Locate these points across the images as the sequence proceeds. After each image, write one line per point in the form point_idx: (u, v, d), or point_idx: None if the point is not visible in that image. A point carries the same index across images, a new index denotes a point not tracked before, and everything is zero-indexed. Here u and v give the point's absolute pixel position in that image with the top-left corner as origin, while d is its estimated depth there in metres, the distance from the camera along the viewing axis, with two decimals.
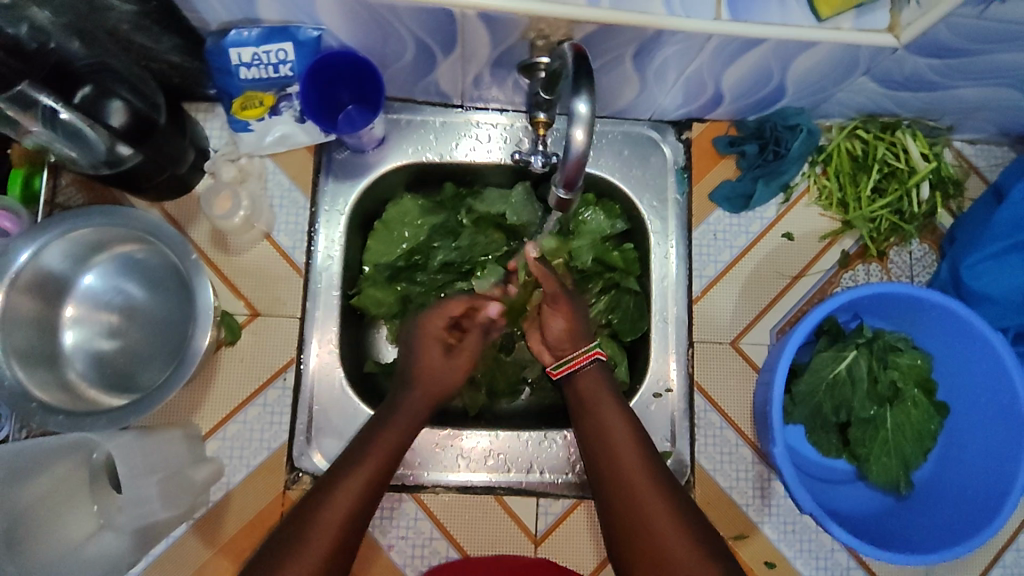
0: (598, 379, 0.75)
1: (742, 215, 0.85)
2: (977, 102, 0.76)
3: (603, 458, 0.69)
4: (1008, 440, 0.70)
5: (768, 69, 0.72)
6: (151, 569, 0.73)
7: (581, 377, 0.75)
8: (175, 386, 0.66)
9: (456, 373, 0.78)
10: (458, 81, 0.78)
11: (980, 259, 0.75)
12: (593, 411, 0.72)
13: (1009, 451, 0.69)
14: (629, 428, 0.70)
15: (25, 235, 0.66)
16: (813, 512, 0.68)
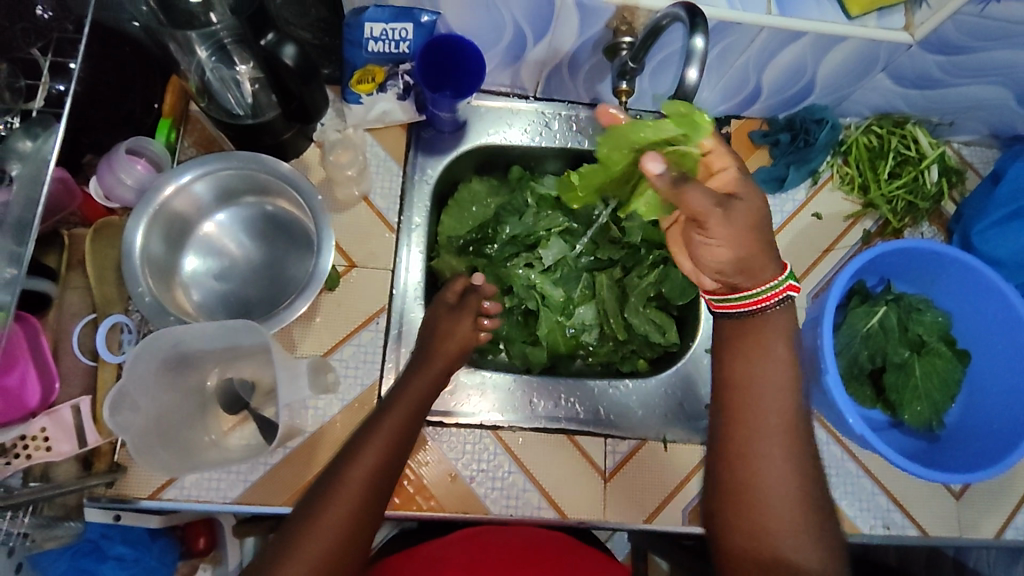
0: None
1: (776, 196, 0.97)
2: (972, 101, 0.92)
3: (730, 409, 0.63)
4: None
5: (803, 64, 0.86)
6: (246, 494, 0.75)
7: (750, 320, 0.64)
8: (297, 308, 0.74)
9: (461, 330, 0.81)
10: (537, 72, 0.92)
11: (987, 226, 0.88)
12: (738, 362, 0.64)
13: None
14: (774, 389, 0.62)
15: (173, 171, 0.75)
16: (864, 433, 0.76)
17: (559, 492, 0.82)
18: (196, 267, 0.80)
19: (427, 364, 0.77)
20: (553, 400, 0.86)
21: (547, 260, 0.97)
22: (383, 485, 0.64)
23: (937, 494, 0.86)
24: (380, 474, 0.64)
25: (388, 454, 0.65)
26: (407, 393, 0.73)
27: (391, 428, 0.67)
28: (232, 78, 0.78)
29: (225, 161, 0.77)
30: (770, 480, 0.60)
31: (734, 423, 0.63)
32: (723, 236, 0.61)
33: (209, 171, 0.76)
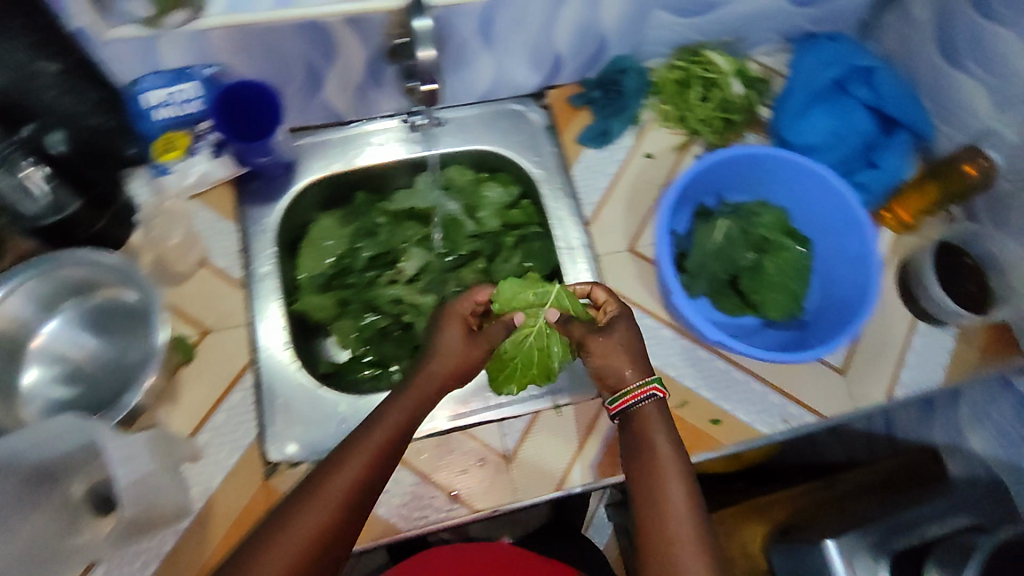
0: (654, 416, 0.76)
1: (605, 148, 1.00)
2: (750, 14, 0.98)
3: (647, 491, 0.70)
4: (855, 238, 0.84)
5: (586, 22, 0.91)
6: None
7: (642, 412, 0.75)
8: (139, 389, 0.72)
9: (468, 352, 0.80)
10: (345, 94, 0.92)
11: (791, 117, 0.91)
12: (648, 456, 0.72)
13: (857, 248, 0.84)
14: (679, 472, 0.71)
15: None
16: (717, 340, 0.79)
17: (464, 488, 0.81)
18: (38, 376, 0.77)
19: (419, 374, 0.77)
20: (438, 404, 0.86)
21: (409, 271, 0.98)
22: (360, 504, 0.67)
23: (823, 375, 0.91)
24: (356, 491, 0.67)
25: (367, 474, 0.68)
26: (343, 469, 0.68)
27: (321, 517, 0.64)
28: (14, 187, 0.70)
29: (31, 270, 0.74)
30: None
31: (653, 511, 0.69)
32: (600, 349, 0.79)
33: (19, 286, 0.74)
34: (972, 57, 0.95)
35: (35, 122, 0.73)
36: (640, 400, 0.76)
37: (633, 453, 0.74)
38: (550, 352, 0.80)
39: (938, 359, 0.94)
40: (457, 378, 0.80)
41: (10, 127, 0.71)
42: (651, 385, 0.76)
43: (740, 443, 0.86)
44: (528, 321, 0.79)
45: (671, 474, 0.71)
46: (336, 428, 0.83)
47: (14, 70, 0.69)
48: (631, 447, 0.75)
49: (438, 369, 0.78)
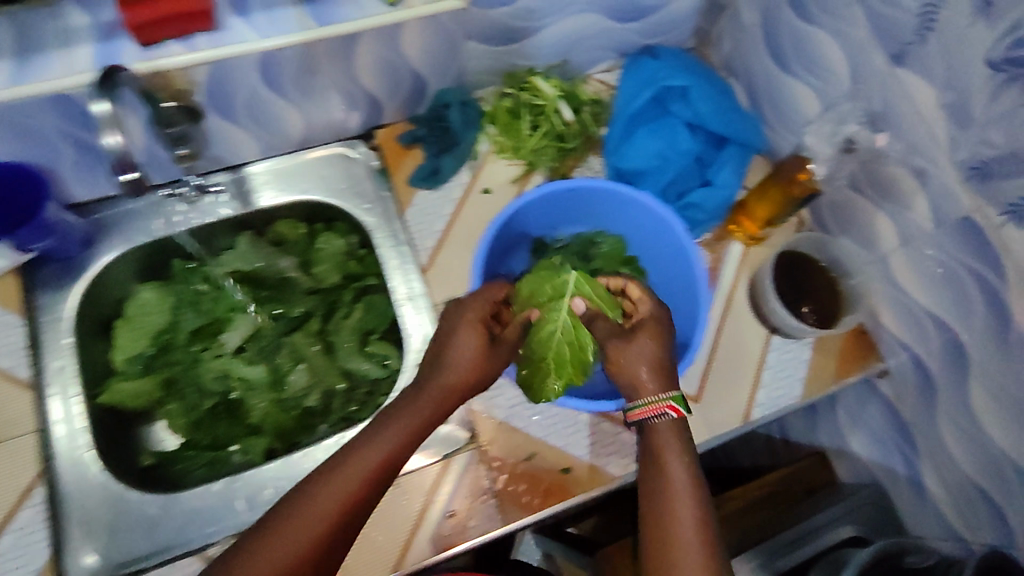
0: (669, 435, 0.70)
1: (440, 188, 0.95)
2: (573, 34, 0.94)
3: (654, 520, 0.66)
4: (684, 267, 0.83)
5: (390, 61, 0.85)
6: None
7: (656, 432, 0.70)
8: None
9: (475, 358, 0.73)
10: (132, 158, 0.85)
11: (617, 144, 0.88)
12: (664, 482, 0.67)
13: (686, 277, 0.83)
14: (695, 507, 0.65)
15: None
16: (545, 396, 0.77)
17: None
18: None
19: (422, 394, 0.72)
20: (263, 491, 0.80)
21: (232, 343, 0.91)
22: (337, 540, 0.63)
23: None
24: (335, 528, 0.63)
25: (349, 509, 0.64)
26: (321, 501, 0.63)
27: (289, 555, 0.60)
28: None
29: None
30: None
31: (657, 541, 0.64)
32: (631, 356, 0.73)
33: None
34: (796, 60, 0.91)
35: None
36: (651, 417, 0.71)
37: (648, 469, 0.69)
38: (582, 346, 0.78)
39: (794, 374, 0.92)
40: (464, 393, 0.73)
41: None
42: (668, 401, 0.71)
43: (594, 491, 0.82)
44: (548, 317, 0.78)
45: (686, 511, 0.65)
46: (143, 532, 0.76)
47: None
48: (646, 465, 0.70)
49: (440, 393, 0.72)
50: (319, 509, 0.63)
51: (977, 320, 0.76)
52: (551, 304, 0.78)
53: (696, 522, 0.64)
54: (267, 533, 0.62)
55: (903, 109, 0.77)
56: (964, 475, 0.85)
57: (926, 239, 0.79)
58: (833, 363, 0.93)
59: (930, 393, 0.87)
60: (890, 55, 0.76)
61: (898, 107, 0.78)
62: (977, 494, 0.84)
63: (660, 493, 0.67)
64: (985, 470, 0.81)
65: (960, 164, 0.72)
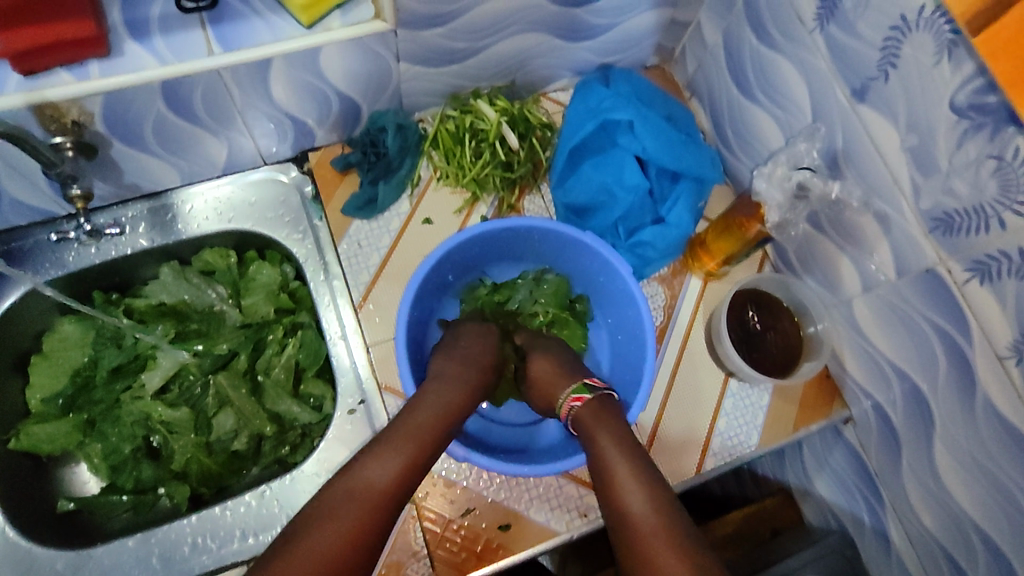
0: (594, 423, 0.68)
1: (377, 218, 0.89)
2: (520, 54, 0.87)
3: (608, 508, 0.62)
4: (631, 313, 0.78)
5: (313, 85, 0.79)
6: None
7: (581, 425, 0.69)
8: None
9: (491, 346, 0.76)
10: (38, 192, 0.79)
11: (560, 178, 0.82)
12: (600, 465, 0.65)
13: (633, 324, 0.78)
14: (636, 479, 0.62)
15: None
16: (466, 457, 0.72)
17: None
18: None
19: (458, 370, 0.72)
20: (178, 546, 0.75)
21: (153, 385, 0.85)
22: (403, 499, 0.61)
23: None
24: (394, 491, 0.60)
25: (408, 475, 0.61)
26: (382, 458, 0.61)
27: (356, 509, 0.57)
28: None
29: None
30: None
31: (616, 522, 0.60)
32: (541, 363, 0.75)
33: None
34: (759, 87, 0.85)
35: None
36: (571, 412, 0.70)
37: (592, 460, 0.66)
38: None
39: (752, 421, 0.86)
40: (495, 373, 0.75)
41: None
42: (570, 394, 0.71)
43: (533, 548, 0.77)
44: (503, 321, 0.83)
45: (626, 485, 0.62)
46: None
47: None
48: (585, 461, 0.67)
49: (480, 369, 0.73)
50: (383, 465, 0.61)
51: (938, 375, 0.70)
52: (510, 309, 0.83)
53: (641, 489, 0.61)
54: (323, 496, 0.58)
55: (866, 148, 0.71)
56: (927, 532, 0.78)
57: (886, 286, 0.74)
58: (795, 410, 0.87)
59: (892, 447, 0.81)
60: (852, 88, 0.71)
61: (859, 145, 0.72)
62: (940, 555, 0.77)
63: (603, 477, 0.64)
64: (948, 531, 0.75)
65: (923, 213, 0.66)
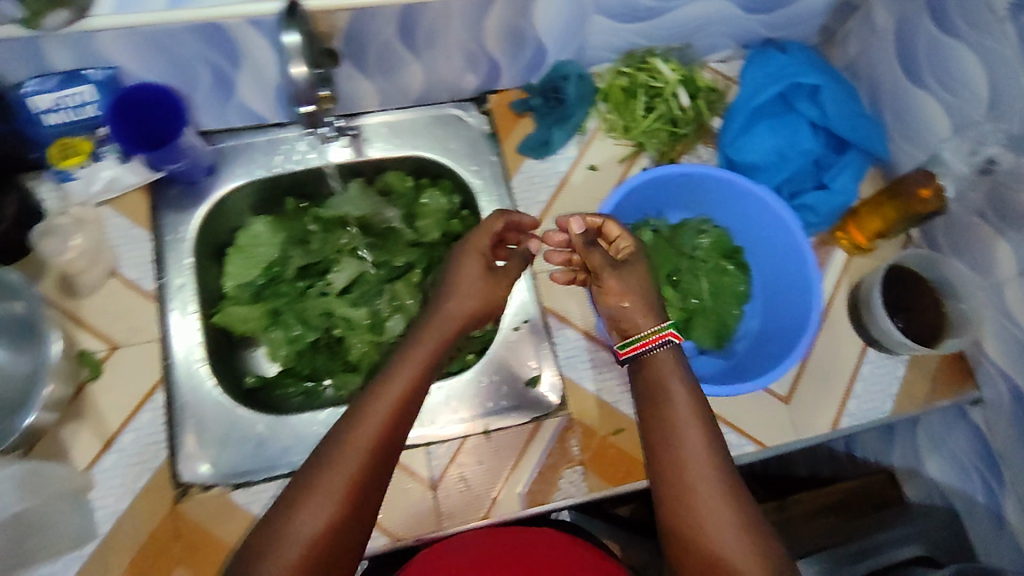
0: (669, 365, 0.74)
1: (548, 159, 0.96)
2: (702, 18, 0.93)
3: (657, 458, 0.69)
4: (793, 267, 0.83)
5: (518, 27, 0.85)
6: None
7: (656, 359, 0.75)
8: (16, 396, 0.74)
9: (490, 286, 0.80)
10: (264, 99, 0.86)
11: (735, 135, 0.88)
12: (660, 410, 0.71)
13: (795, 278, 0.83)
14: (698, 425, 0.69)
15: None
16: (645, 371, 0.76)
17: (383, 514, 0.79)
18: None
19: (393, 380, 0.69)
20: None
21: (339, 283, 0.95)
22: (394, 446, 0.66)
23: (760, 403, 0.89)
24: (381, 443, 0.64)
25: (381, 444, 0.64)
26: (374, 413, 0.66)
27: (354, 463, 0.62)
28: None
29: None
30: (721, 533, 0.62)
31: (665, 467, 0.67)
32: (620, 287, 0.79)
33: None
34: (931, 73, 0.89)
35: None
36: (652, 349, 0.75)
37: (647, 406, 0.73)
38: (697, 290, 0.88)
39: (886, 390, 0.92)
40: (476, 317, 0.78)
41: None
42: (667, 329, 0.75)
43: None
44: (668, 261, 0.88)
45: (689, 434, 0.68)
46: (252, 448, 0.80)
47: None
48: (644, 398, 0.74)
49: (415, 370, 0.70)
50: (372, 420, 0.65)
51: None
52: (672, 252, 0.88)
53: (701, 439, 0.68)
54: (328, 447, 0.64)
55: None
56: None
57: None
58: (925, 386, 0.93)
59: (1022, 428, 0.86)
60: None
61: None
62: None
63: (664, 424, 0.70)
64: None
65: None
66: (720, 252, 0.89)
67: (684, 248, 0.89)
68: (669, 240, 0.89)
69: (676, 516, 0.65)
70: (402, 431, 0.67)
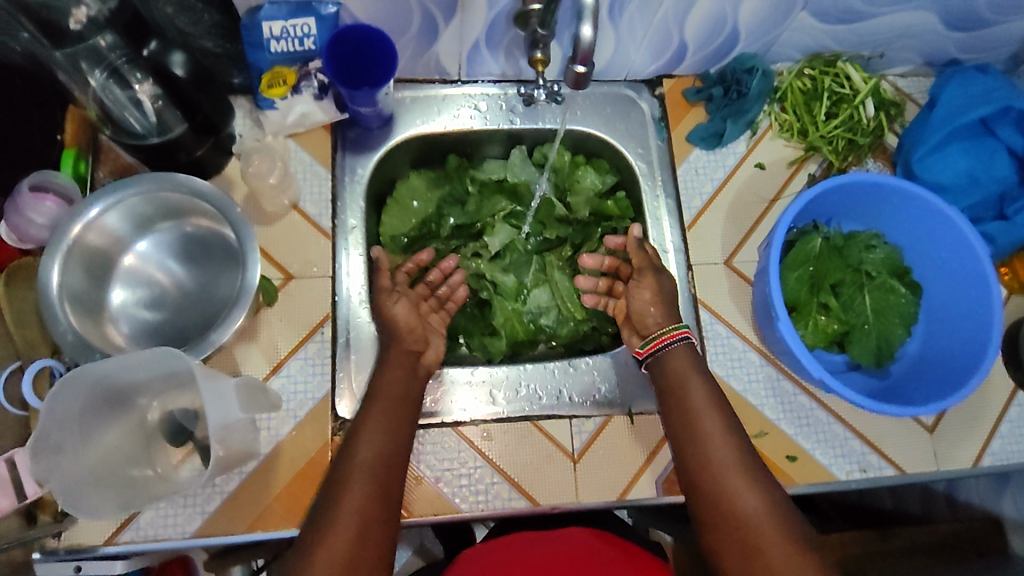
0: (683, 357, 0.77)
1: (716, 151, 0.95)
2: (901, 30, 0.90)
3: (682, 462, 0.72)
4: (970, 296, 0.82)
5: (723, 12, 0.84)
6: (225, 507, 0.76)
7: (672, 353, 0.77)
8: (208, 311, 0.77)
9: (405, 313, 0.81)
10: (457, 53, 0.88)
11: (925, 152, 0.86)
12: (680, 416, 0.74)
13: (972, 307, 0.81)
14: (720, 418, 0.72)
15: (92, 197, 0.71)
16: (822, 378, 0.75)
17: (526, 479, 0.81)
18: (124, 302, 0.77)
19: (378, 407, 0.73)
20: (513, 389, 0.85)
21: (493, 248, 0.96)
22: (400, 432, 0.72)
23: (905, 429, 0.87)
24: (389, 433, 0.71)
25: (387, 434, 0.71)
26: (372, 415, 0.72)
27: (368, 453, 0.68)
28: (130, 98, 0.73)
29: (122, 190, 0.72)
30: (756, 519, 0.64)
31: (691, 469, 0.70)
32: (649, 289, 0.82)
33: (108, 210, 0.73)
34: None
35: (155, 41, 0.71)
36: (667, 343, 0.77)
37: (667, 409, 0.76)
38: (861, 304, 0.86)
39: None
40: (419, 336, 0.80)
41: (135, 42, 0.71)
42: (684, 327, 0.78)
43: (815, 484, 0.84)
44: (842, 270, 0.86)
45: (712, 430, 0.71)
46: None
47: None
48: (665, 403, 0.76)
49: (386, 403, 0.74)
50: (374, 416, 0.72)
51: None
52: (843, 263, 0.86)
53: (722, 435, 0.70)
54: (344, 446, 0.70)
55: None
56: None
57: None
58: None
59: None
60: None
61: None
62: None
63: (687, 426, 0.72)
64: None
65: None
66: (887, 270, 0.87)
67: (851, 261, 0.87)
68: (840, 249, 0.87)
69: (715, 524, 0.66)
70: (401, 430, 0.72)
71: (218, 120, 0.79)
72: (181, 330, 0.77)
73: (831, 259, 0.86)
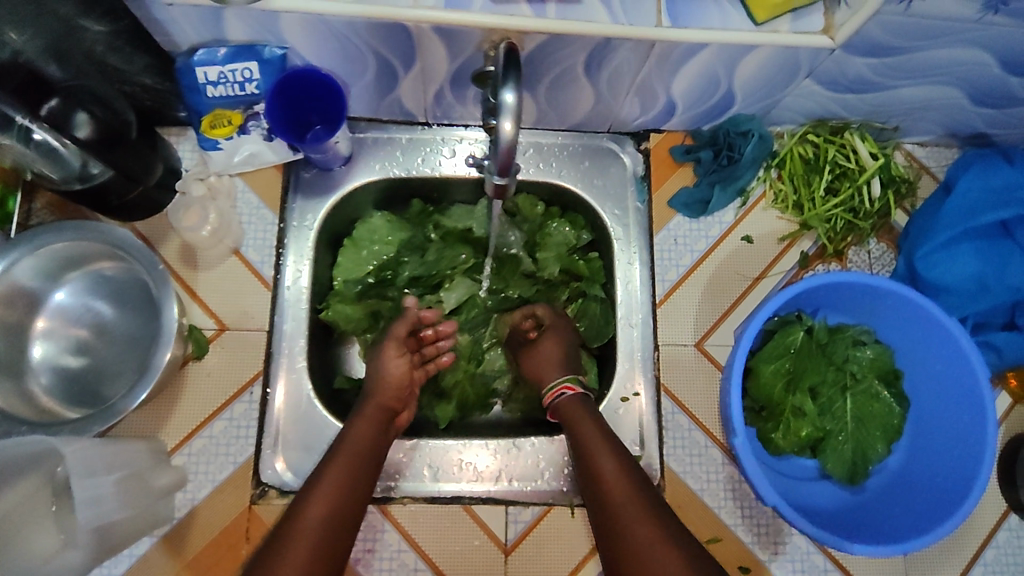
0: (577, 409, 0.73)
1: (701, 220, 0.87)
2: (921, 102, 0.79)
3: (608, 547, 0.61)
4: (957, 417, 0.74)
5: (715, 75, 0.74)
6: (132, 571, 0.73)
7: (564, 408, 0.74)
8: (128, 366, 0.74)
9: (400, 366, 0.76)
10: (419, 98, 0.80)
11: (932, 249, 0.76)
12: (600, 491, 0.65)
13: (960, 430, 0.74)
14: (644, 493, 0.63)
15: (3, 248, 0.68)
16: (777, 504, 0.68)
17: (452, 566, 0.77)
18: (45, 354, 0.73)
19: (337, 465, 0.66)
20: (452, 466, 0.80)
21: (449, 304, 0.89)
22: (358, 491, 0.66)
23: None
24: (348, 491, 0.65)
25: (346, 493, 0.64)
26: (332, 469, 0.65)
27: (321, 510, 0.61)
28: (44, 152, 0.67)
29: (35, 240, 0.69)
30: None
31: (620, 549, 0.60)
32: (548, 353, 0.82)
33: (19, 260, 0.69)
34: None
35: (59, 98, 0.68)
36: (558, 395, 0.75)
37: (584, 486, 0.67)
38: (838, 410, 0.78)
39: None
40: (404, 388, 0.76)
41: (32, 102, 0.66)
42: (564, 381, 0.76)
43: None
44: (823, 371, 0.79)
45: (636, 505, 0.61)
46: None
47: (56, 25, 0.64)
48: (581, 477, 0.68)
49: (348, 456, 0.67)
50: (334, 470, 0.65)
51: None
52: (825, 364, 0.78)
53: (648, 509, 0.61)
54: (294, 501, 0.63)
55: None
56: None
57: None
58: None
59: None
60: None
61: None
62: None
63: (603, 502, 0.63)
64: None
65: None
66: (872, 374, 0.79)
67: (835, 362, 0.79)
68: (823, 348, 0.78)
69: None
70: (361, 491, 0.66)
71: (145, 175, 0.73)
72: (99, 386, 0.73)
73: (811, 358, 0.77)
